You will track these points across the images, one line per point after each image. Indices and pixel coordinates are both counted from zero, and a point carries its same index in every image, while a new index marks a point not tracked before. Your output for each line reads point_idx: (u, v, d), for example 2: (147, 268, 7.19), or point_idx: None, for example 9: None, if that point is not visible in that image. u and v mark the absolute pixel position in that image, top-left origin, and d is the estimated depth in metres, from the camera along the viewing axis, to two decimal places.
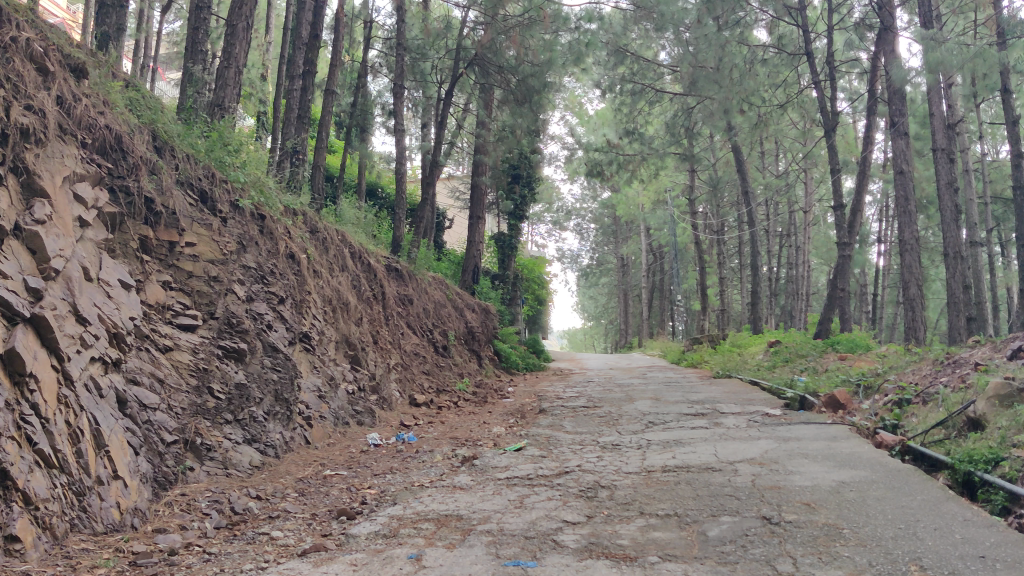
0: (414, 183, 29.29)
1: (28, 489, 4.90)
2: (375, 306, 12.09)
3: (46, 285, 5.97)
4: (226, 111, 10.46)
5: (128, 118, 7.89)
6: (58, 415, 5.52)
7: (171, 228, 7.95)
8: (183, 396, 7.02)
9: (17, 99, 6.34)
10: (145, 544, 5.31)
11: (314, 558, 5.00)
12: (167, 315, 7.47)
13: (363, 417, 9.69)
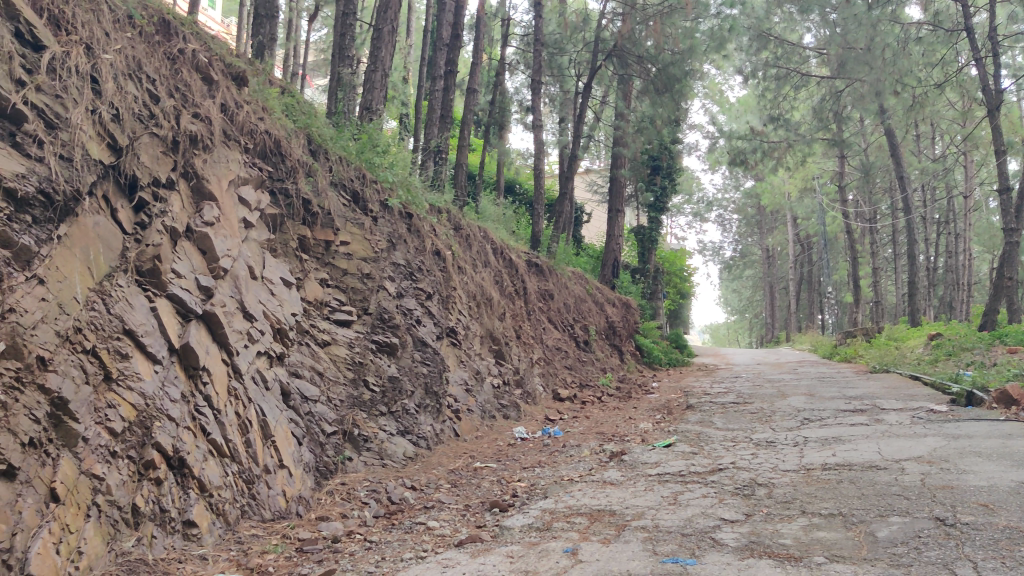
0: (552, 179, 29.31)
1: (202, 477, 5.35)
2: (518, 301, 12.18)
3: (215, 283, 6.39)
4: (373, 113, 10.72)
5: (284, 123, 8.24)
6: (228, 407, 5.92)
7: (326, 227, 8.23)
8: (341, 388, 7.27)
9: (184, 108, 6.80)
10: (310, 531, 5.52)
11: (470, 549, 5.05)
12: (325, 311, 7.76)
13: (509, 410, 9.77)
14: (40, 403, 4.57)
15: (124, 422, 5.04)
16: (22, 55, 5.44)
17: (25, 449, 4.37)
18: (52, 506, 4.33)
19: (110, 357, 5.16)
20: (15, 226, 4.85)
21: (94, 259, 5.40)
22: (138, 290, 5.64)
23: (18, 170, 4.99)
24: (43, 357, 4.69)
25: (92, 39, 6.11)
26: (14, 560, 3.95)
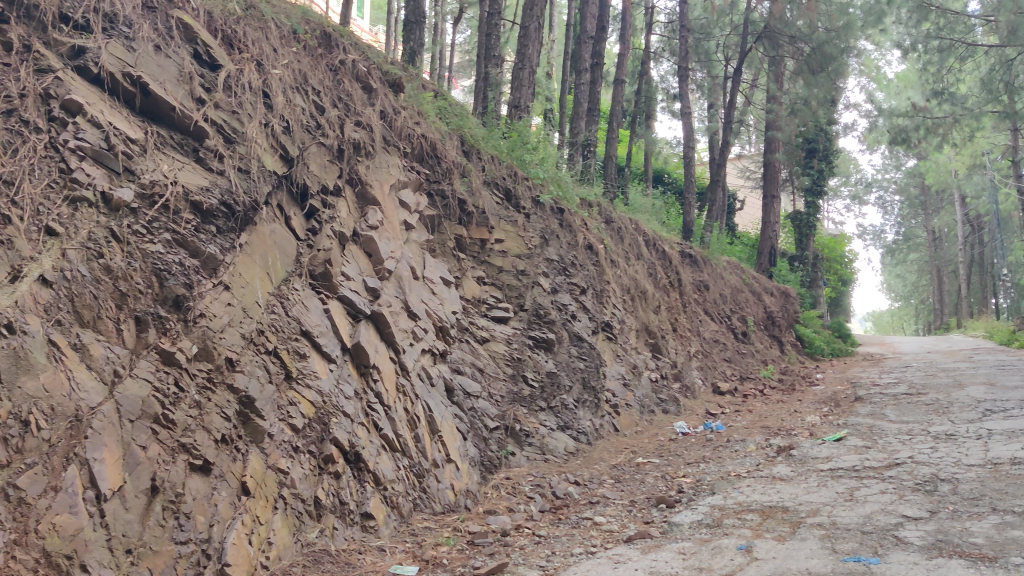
0: (703, 166, 28.83)
1: (377, 471, 5.56)
2: (672, 294, 12.05)
3: (381, 284, 6.68)
4: (523, 111, 10.85)
5: (439, 126, 8.53)
6: (398, 402, 6.15)
7: (482, 226, 8.38)
8: (502, 384, 7.39)
9: (347, 117, 7.21)
10: (479, 524, 5.63)
11: (641, 545, 5.03)
12: (483, 308, 7.93)
13: (668, 405, 9.67)
14: (230, 401, 4.96)
15: (305, 418, 5.34)
16: (200, 75, 6.08)
17: (218, 445, 4.74)
18: (243, 499, 4.65)
19: (289, 356, 5.52)
20: (202, 236, 5.38)
21: (272, 265, 5.83)
22: (312, 293, 6.01)
23: (202, 183, 5.56)
24: (231, 358, 5.11)
25: (262, 56, 6.66)
26: (212, 549, 4.30)
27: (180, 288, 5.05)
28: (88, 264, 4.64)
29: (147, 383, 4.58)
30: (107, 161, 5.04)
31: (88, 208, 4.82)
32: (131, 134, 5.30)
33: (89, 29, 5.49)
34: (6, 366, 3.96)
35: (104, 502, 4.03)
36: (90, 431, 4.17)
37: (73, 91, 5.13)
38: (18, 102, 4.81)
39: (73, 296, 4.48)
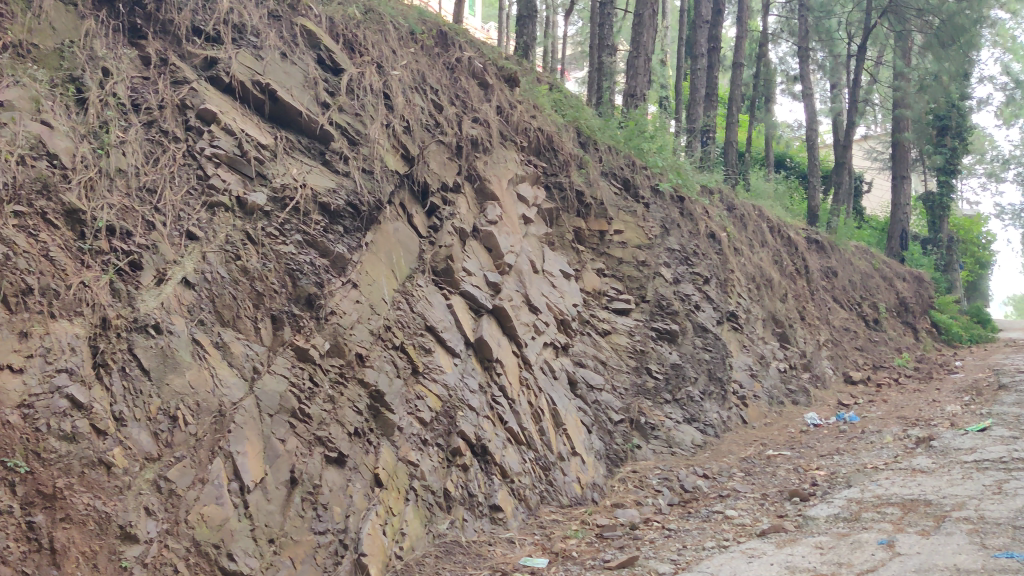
0: (827, 149, 27.89)
1: (504, 463, 5.61)
2: (799, 281, 11.71)
3: (502, 278, 6.73)
4: (640, 99, 10.78)
5: (555, 119, 8.59)
6: (522, 396, 6.19)
7: (600, 217, 8.38)
8: (625, 376, 7.34)
9: (465, 114, 7.35)
10: (607, 517, 5.60)
11: (776, 539, 4.92)
12: (604, 301, 7.90)
13: (798, 395, 9.41)
14: (361, 396, 5.11)
15: (432, 412, 5.43)
16: (325, 80, 6.34)
17: (351, 438, 4.89)
18: (377, 490, 4.77)
19: (415, 351, 5.63)
20: (331, 236, 5.57)
21: (396, 262, 5.96)
22: (435, 289, 6.13)
23: (329, 185, 5.77)
24: (360, 354, 5.26)
25: (382, 58, 6.89)
26: (348, 539, 4.43)
27: (312, 287, 5.27)
28: (226, 265, 4.94)
29: (283, 378, 4.79)
30: (240, 167, 5.37)
31: (224, 212, 5.14)
32: (262, 140, 5.61)
33: (219, 40, 5.87)
34: (155, 363, 4.32)
35: (248, 493, 4.24)
36: (233, 426, 4.41)
37: (208, 101, 5.49)
38: (158, 113, 5.22)
39: (213, 297, 4.78)
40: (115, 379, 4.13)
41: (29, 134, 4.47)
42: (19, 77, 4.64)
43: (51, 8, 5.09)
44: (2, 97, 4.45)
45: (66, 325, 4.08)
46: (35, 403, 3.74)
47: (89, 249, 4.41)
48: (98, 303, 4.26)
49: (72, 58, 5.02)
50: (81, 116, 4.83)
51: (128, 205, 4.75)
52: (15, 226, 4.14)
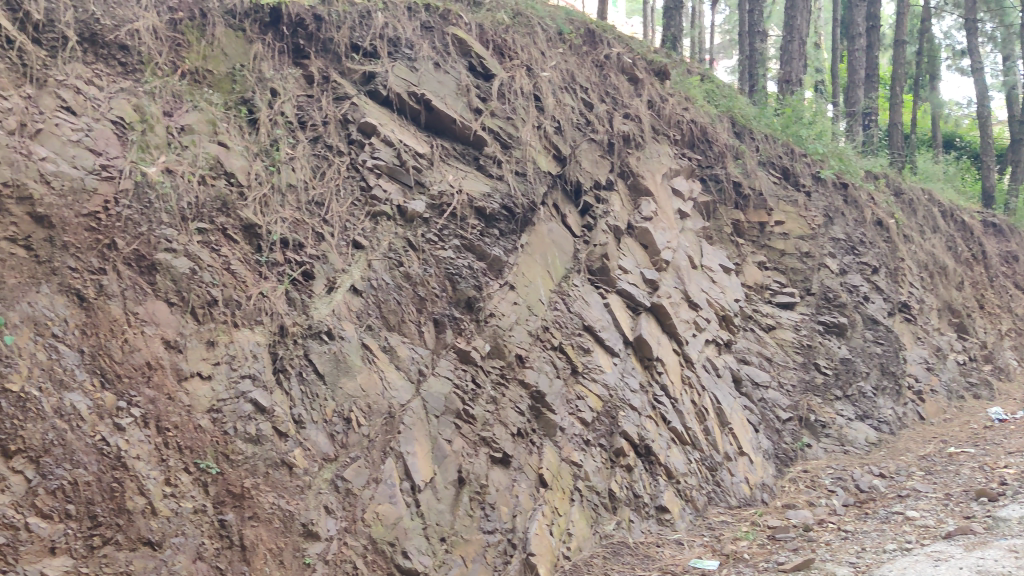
0: (1003, 126, 26.06)
1: (669, 464, 5.53)
2: (977, 268, 11.01)
3: (660, 275, 6.64)
4: (795, 85, 10.47)
5: (708, 110, 8.56)
6: (685, 394, 6.09)
7: (759, 209, 8.22)
8: (792, 373, 7.10)
9: (616, 110, 7.37)
10: (779, 518, 5.43)
11: (963, 542, 4.63)
12: (766, 295, 7.69)
13: (980, 389, 8.84)
14: (523, 396, 5.15)
15: (594, 412, 5.42)
16: (477, 86, 6.45)
17: (515, 438, 4.94)
18: (542, 491, 4.79)
19: (574, 351, 5.63)
20: (487, 239, 5.65)
21: (552, 263, 5.99)
22: (592, 288, 6.12)
23: (485, 189, 5.86)
24: (520, 355, 5.31)
25: (531, 60, 6.98)
26: (517, 539, 4.46)
27: (472, 290, 5.36)
28: (390, 272, 5.11)
29: (448, 380, 4.89)
30: (400, 176, 5.55)
31: (387, 220, 5.32)
32: (418, 148, 5.76)
33: (377, 54, 6.09)
34: (329, 367, 4.53)
35: (419, 492, 4.36)
36: (403, 427, 4.54)
37: (368, 114, 5.71)
38: (322, 129, 5.50)
39: (380, 303, 4.95)
40: (293, 383, 4.37)
41: (209, 154, 4.86)
42: (197, 103, 5.07)
43: (222, 36, 5.46)
44: (182, 123, 4.90)
45: (247, 333, 4.39)
46: (223, 407, 4.06)
47: (266, 261, 4.72)
48: (275, 312, 4.55)
49: (243, 81, 5.39)
50: (253, 136, 5.18)
51: (299, 218, 5.03)
52: (199, 242, 4.52)
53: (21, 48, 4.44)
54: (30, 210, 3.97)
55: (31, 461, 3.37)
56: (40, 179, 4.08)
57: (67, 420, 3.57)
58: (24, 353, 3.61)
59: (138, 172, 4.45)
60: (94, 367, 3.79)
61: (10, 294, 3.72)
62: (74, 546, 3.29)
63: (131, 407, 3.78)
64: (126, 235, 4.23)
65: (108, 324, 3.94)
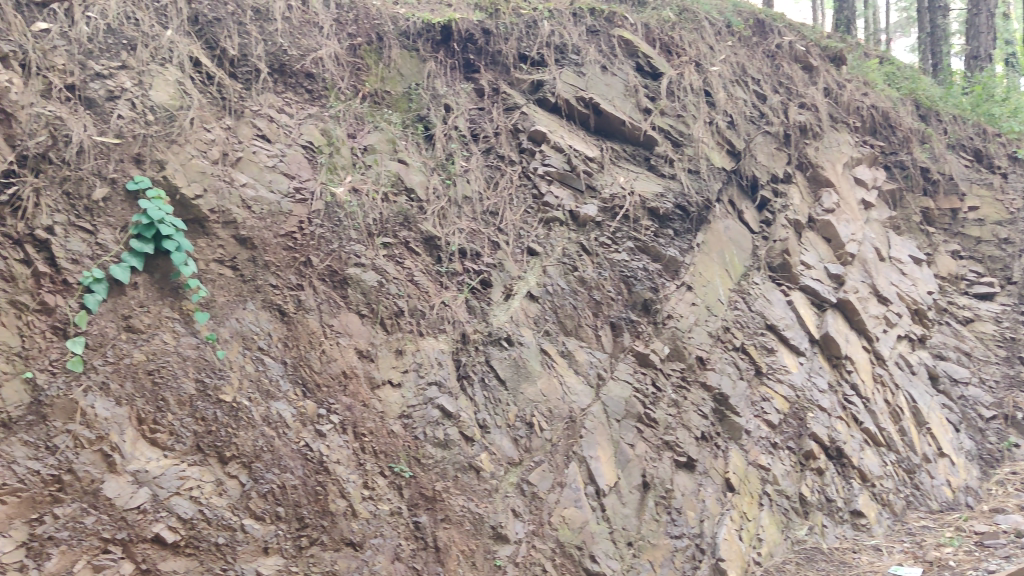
0: None
1: (862, 466, 5.29)
2: None
3: (845, 269, 6.37)
4: (985, 60, 9.80)
5: (889, 94, 8.17)
6: (877, 394, 5.82)
7: (951, 194, 7.76)
8: (994, 368, 6.57)
9: (790, 101, 7.16)
10: (987, 524, 5.08)
11: None
12: (962, 286, 7.22)
13: None
14: (705, 399, 5.06)
15: (780, 413, 5.26)
16: (645, 86, 6.42)
17: (699, 442, 4.86)
18: (729, 495, 4.69)
19: (757, 352, 5.49)
20: (662, 240, 5.60)
21: (730, 261, 5.87)
22: (772, 286, 5.95)
23: (657, 190, 5.81)
24: (701, 356, 5.23)
25: (700, 56, 6.89)
26: (705, 544, 4.39)
27: (648, 292, 5.31)
28: (565, 277, 5.14)
29: (628, 384, 4.88)
30: (571, 182, 5.59)
31: (560, 226, 5.37)
32: (589, 153, 5.78)
33: (544, 63, 6.16)
34: (510, 373, 4.61)
35: (604, 496, 4.37)
36: (585, 431, 4.56)
37: (538, 122, 5.78)
38: (494, 140, 5.65)
39: (556, 308, 5.00)
40: (476, 389, 4.49)
41: (390, 172, 5.08)
42: (377, 124, 5.34)
43: (398, 57, 5.76)
44: (365, 143, 5.17)
45: (432, 341, 4.55)
46: (413, 413, 4.23)
47: (446, 271, 4.89)
48: (457, 321, 4.69)
49: (418, 99, 5.63)
50: (429, 151, 5.40)
51: (475, 228, 5.18)
52: (384, 256, 4.73)
53: (220, 83, 4.83)
54: (234, 233, 4.27)
55: (245, 466, 3.63)
56: (242, 205, 4.38)
57: (274, 427, 3.81)
58: (234, 366, 3.90)
59: (327, 193, 4.72)
60: (296, 377, 4.05)
61: (220, 312, 4.04)
62: (284, 546, 3.51)
63: (330, 414, 4.01)
64: (319, 252, 4.49)
65: (307, 337, 4.20)
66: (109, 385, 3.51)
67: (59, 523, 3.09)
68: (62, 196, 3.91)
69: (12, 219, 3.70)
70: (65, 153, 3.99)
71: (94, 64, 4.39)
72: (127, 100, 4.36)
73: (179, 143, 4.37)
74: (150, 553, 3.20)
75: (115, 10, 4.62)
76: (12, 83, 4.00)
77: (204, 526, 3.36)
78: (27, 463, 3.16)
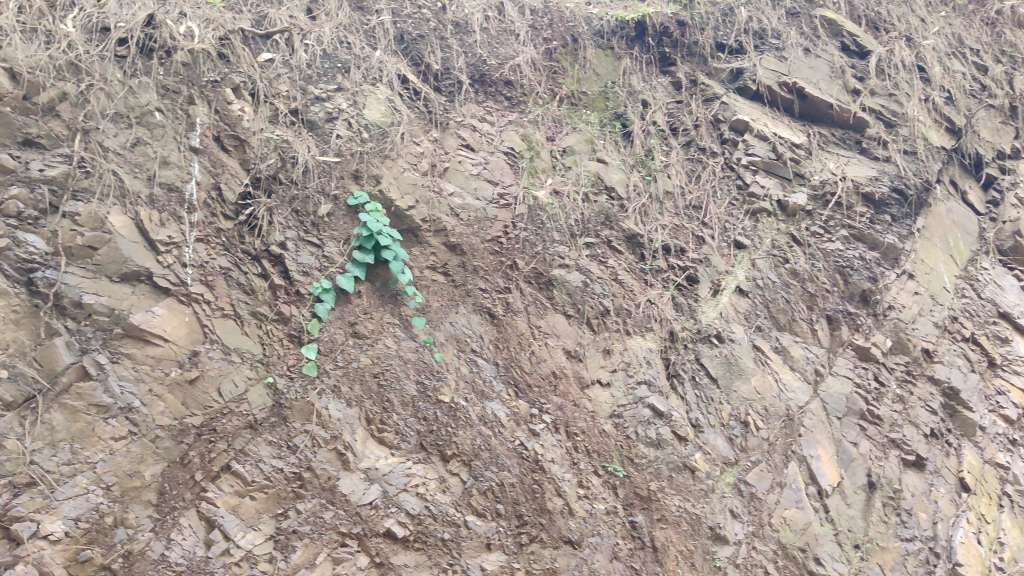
0: None
1: None
2: None
3: None
4: None
5: None
6: None
7: None
8: None
9: (1015, 70, 6.64)
10: None
11: None
12: None
13: None
14: (934, 394, 4.75)
15: (1019, 408, 4.84)
16: (851, 66, 6.15)
17: (929, 439, 4.56)
18: (965, 496, 4.38)
19: (989, 342, 5.09)
20: (879, 227, 5.30)
21: (954, 246, 5.48)
22: (1004, 271, 5.52)
23: (871, 174, 5.52)
24: (927, 349, 4.91)
25: (911, 30, 6.52)
26: (940, 547, 4.11)
27: (866, 283, 5.04)
28: (776, 270, 5.00)
29: (848, 380, 4.67)
30: (778, 171, 5.41)
31: (767, 217, 5.22)
32: (795, 139, 5.58)
33: (743, 50, 6.01)
34: (722, 370, 4.51)
35: (827, 497, 4.19)
36: (804, 430, 4.40)
37: (739, 111, 5.66)
38: (695, 133, 5.59)
39: (768, 303, 4.86)
40: (687, 388, 4.43)
41: (590, 172, 5.11)
42: (576, 125, 5.40)
43: (593, 57, 5.81)
44: (564, 145, 5.24)
45: (640, 339, 4.53)
46: (624, 413, 4.22)
47: (650, 269, 4.87)
48: (665, 318, 4.65)
49: (615, 97, 5.64)
50: (629, 149, 5.42)
51: (678, 224, 5.13)
52: (588, 257, 4.76)
53: (426, 98, 5.06)
54: (445, 240, 4.45)
55: (465, 464, 3.75)
56: (451, 213, 4.55)
57: (491, 427, 3.92)
58: (450, 367, 4.06)
59: (530, 197, 4.83)
60: (509, 378, 4.15)
61: (435, 316, 4.22)
62: (506, 542, 3.59)
63: (543, 414, 4.08)
64: (525, 255, 4.60)
65: (517, 338, 4.29)
66: (340, 388, 3.76)
67: (301, 518, 3.34)
68: (292, 213, 4.22)
69: (250, 237, 4.06)
70: (293, 173, 4.29)
71: (313, 88, 4.70)
72: (344, 120, 4.63)
73: (392, 157, 4.61)
74: (383, 547, 3.36)
75: (330, 36, 4.96)
76: (245, 111, 4.36)
77: (431, 522, 3.49)
78: (272, 462, 3.46)
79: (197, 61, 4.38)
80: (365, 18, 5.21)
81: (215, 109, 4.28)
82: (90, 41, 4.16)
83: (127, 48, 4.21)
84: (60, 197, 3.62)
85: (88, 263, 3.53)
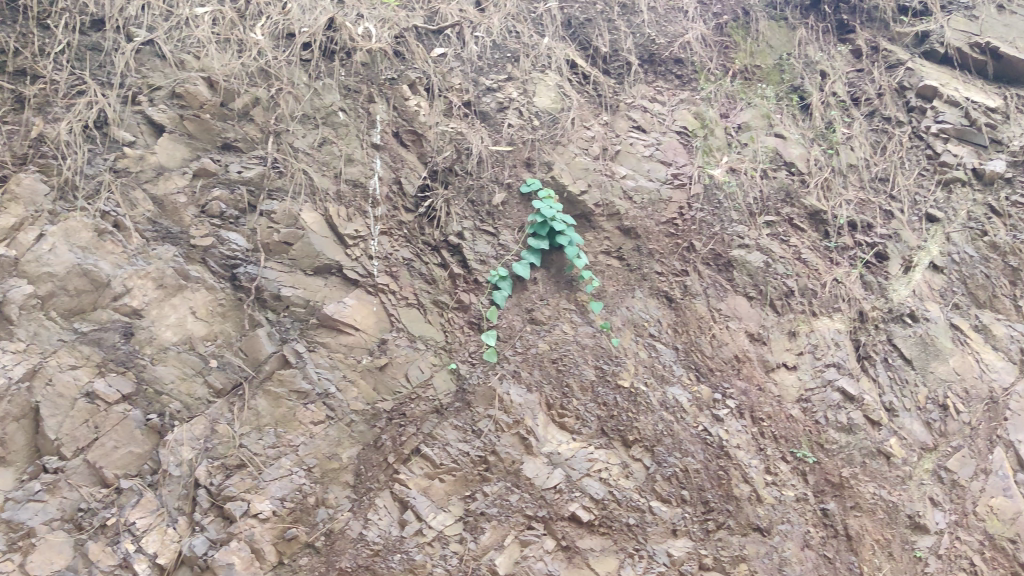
0: None
1: None
2: None
3: None
4: None
5: None
6: None
7: None
8: None
9: None
10: None
11: None
12: None
13: None
14: None
15: None
16: None
17: None
18: None
19: None
20: None
21: None
22: None
23: None
24: None
25: None
26: None
27: None
28: (974, 243, 4.70)
29: None
30: (972, 137, 5.09)
31: (962, 187, 4.92)
32: (990, 103, 5.22)
33: (928, 11, 5.68)
34: (917, 351, 4.29)
35: None
36: (1010, 413, 4.10)
37: (927, 76, 5.36)
38: (878, 102, 5.35)
39: (965, 278, 4.59)
40: (879, 369, 4.23)
41: (768, 148, 4.96)
42: (751, 100, 5.24)
43: (766, 29, 5.65)
44: (739, 122, 5.10)
45: (828, 320, 4.36)
46: (812, 397, 4.09)
47: (836, 246, 4.68)
48: (853, 298, 4.44)
49: (791, 69, 5.48)
50: (808, 122, 5.22)
51: (864, 198, 4.90)
52: (768, 235, 4.64)
53: (596, 81, 5.05)
54: (618, 224, 4.43)
55: (647, 450, 3.72)
56: (624, 196, 4.52)
57: (673, 412, 3.87)
58: (629, 352, 4.04)
59: (705, 175, 4.72)
60: (689, 362, 4.10)
61: (612, 300, 4.22)
62: (693, 529, 3.55)
63: (726, 399, 4.00)
64: (702, 237, 4.51)
65: (696, 321, 4.23)
66: (520, 373, 3.81)
67: (489, 500, 3.41)
68: (468, 203, 4.32)
69: (430, 228, 4.19)
70: (468, 164, 4.39)
71: (485, 79, 4.79)
72: (515, 109, 4.69)
73: (564, 144, 4.63)
74: (569, 531, 3.39)
75: (499, 27, 5.03)
76: (422, 106, 4.49)
77: (615, 507, 3.48)
78: (459, 445, 3.54)
79: (376, 60, 4.55)
80: (533, 6, 5.24)
81: (393, 106, 4.43)
82: (277, 47, 4.34)
83: (311, 51, 4.40)
84: (257, 197, 3.84)
85: (285, 258, 3.74)
